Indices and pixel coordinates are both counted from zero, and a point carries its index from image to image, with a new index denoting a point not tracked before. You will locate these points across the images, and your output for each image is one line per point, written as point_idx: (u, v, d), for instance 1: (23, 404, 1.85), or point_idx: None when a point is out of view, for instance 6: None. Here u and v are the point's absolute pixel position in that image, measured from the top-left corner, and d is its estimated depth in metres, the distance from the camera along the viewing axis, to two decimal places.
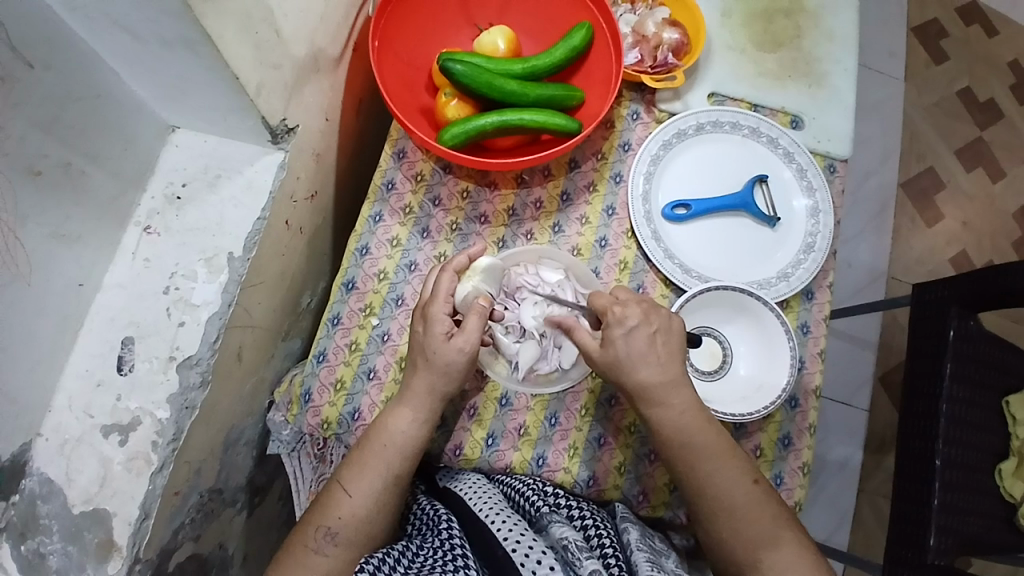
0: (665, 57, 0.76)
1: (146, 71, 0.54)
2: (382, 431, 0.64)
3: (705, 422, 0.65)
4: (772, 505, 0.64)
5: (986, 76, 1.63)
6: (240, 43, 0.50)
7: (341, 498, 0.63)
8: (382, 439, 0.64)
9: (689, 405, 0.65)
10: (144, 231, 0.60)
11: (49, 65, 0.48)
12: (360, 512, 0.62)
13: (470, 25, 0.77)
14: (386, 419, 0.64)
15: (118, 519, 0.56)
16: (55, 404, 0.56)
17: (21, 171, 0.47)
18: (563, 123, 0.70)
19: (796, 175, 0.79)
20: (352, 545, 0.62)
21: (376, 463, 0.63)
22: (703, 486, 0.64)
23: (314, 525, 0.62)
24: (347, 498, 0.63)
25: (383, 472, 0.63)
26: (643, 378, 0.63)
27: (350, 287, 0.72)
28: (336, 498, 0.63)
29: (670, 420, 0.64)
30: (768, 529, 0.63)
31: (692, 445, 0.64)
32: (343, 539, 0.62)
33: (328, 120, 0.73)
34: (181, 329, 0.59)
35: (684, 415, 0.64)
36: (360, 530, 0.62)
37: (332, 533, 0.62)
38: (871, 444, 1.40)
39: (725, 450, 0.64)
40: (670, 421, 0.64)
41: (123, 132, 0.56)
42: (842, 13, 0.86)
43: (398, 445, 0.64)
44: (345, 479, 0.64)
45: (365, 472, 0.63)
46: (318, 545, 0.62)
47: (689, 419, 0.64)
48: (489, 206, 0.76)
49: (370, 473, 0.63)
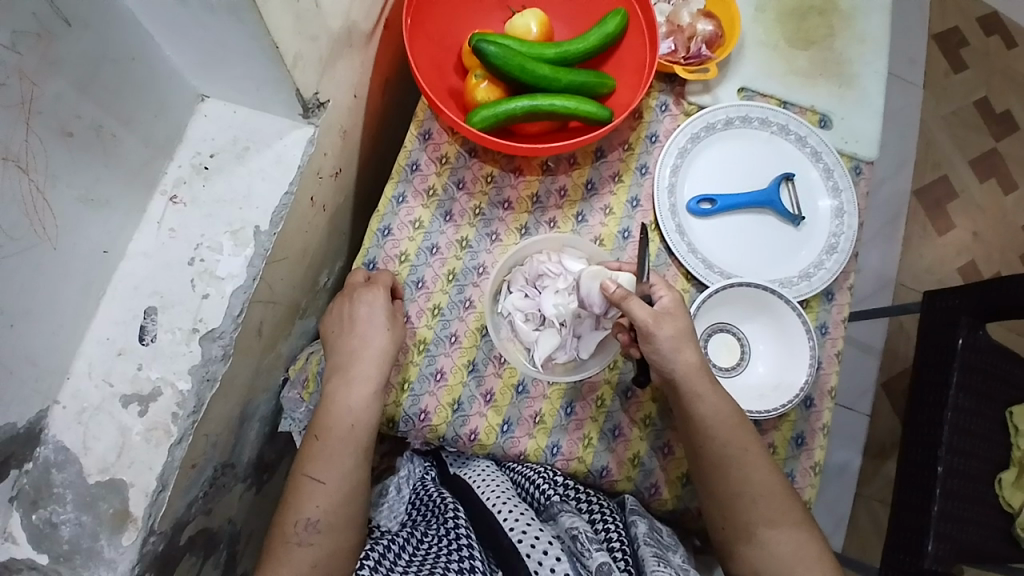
0: (698, 49, 0.76)
1: (180, 36, 0.53)
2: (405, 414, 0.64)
3: (738, 422, 0.65)
4: (794, 508, 0.64)
5: (1004, 87, 1.62)
6: (283, 11, 0.49)
7: (312, 487, 0.63)
8: (339, 418, 0.64)
9: (726, 412, 0.64)
10: (170, 201, 0.59)
11: (87, 23, 0.47)
12: (335, 496, 0.63)
13: (503, 8, 0.76)
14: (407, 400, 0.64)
15: (135, 489, 0.55)
16: (75, 370, 0.55)
17: (54, 132, 0.46)
18: (594, 111, 0.69)
19: (822, 175, 0.78)
20: (333, 531, 0.62)
21: (342, 445, 0.63)
22: (734, 496, 0.64)
23: (293, 518, 0.62)
24: (319, 485, 0.63)
25: (352, 453, 0.64)
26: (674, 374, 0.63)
27: (371, 268, 0.71)
28: (305, 487, 0.63)
29: (707, 427, 0.64)
30: (790, 540, 0.64)
31: (726, 454, 0.64)
32: (324, 526, 0.62)
33: (357, 97, 0.72)
34: (205, 301, 0.58)
35: (721, 424, 0.64)
36: (340, 513, 0.63)
37: (313, 522, 0.62)
38: (870, 449, 1.41)
39: (756, 461, 0.64)
40: (706, 429, 0.64)
41: (154, 97, 0.55)
42: (875, 15, 0.85)
43: (351, 424, 0.64)
44: (312, 470, 0.63)
45: (336, 461, 0.63)
46: (299, 537, 0.62)
47: (723, 427, 0.64)
48: (513, 192, 0.75)
49: (334, 458, 0.63)
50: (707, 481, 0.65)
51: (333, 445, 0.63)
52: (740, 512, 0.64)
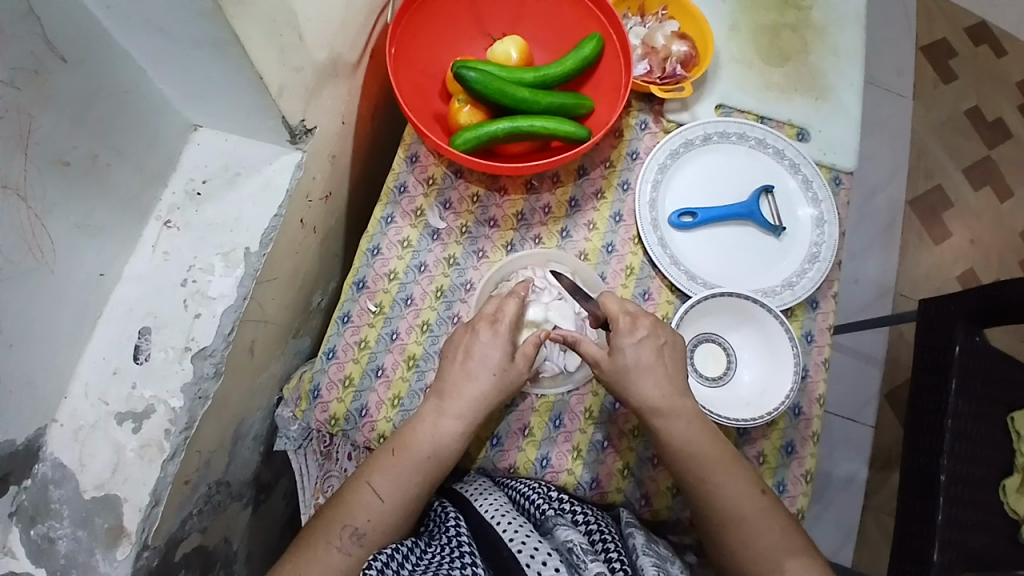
0: (673, 68, 0.78)
1: (173, 70, 0.56)
2: (420, 438, 0.65)
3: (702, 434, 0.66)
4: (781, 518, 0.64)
5: (994, 95, 1.64)
6: (266, 45, 0.52)
7: (369, 501, 0.63)
8: (422, 446, 0.65)
9: (701, 446, 0.65)
10: (164, 225, 0.62)
11: (81, 60, 0.50)
12: (387, 516, 0.63)
13: (484, 35, 0.80)
14: (418, 426, 0.65)
15: (128, 505, 0.57)
16: (72, 390, 0.57)
17: (51, 161, 0.49)
18: (573, 130, 0.71)
19: (801, 185, 0.80)
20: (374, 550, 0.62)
21: (411, 467, 0.64)
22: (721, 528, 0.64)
23: (339, 523, 0.62)
24: (376, 501, 0.63)
25: (417, 481, 0.64)
26: (645, 393, 0.65)
27: (361, 286, 0.73)
28: (362, 497, 0.63)
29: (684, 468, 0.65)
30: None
31: (715, 490, 0.64)
32: (369, 541, 0.62)
33: (345, 123, 0.75)
34: (197, 320, 0.61)
35: (700, 462, 0.64)
36: (386, 535, 0.63)
37: (359, 533, 0.62)
38: (877, 460, 1.39)
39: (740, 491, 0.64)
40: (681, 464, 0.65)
41: (147, 129, 0.58)
42: (848, 30, 0.88)
43: (431, 448, 0.65)
44: (376, 482, 0.64)
45: (396, 477, 0.64)
46: (342, 543, 0.62)
47: (711, 465, 0.64)
48: (498, 210, 0.78)
49: (403, 477, 0.64)
50: (697, 512, 0.66)
51: (404, 465, 0.64)
52: (728, 543, 0.64)
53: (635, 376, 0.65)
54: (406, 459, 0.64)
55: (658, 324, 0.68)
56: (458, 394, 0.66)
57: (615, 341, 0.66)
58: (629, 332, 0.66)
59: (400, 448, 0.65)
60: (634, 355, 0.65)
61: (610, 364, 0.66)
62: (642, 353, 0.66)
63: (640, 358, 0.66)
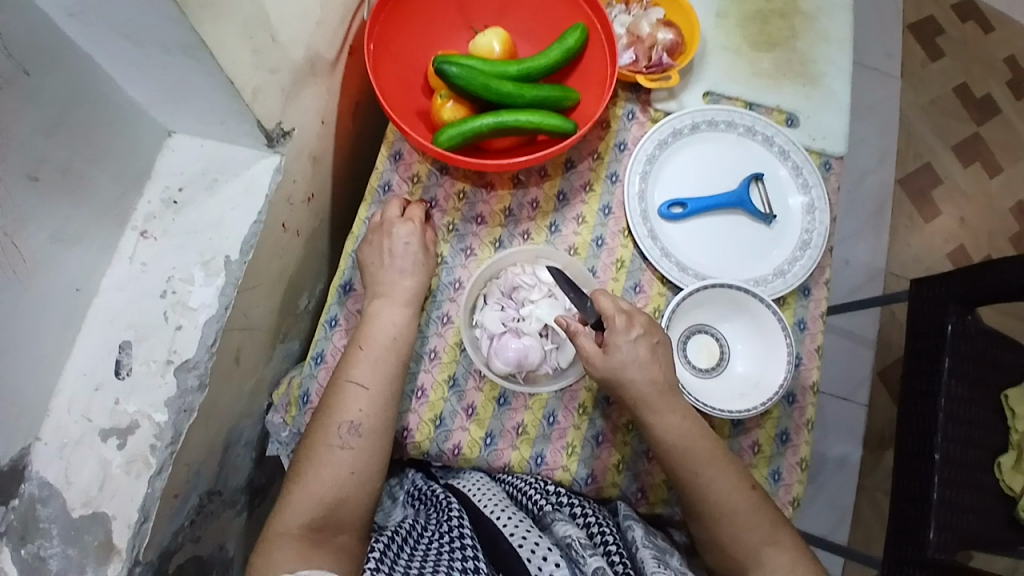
0: (659, 57, 0.76)
1: (143, 75, 0.54)
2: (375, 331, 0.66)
3: (699, 427, 0.66)
4: (771, 509, 0.65)
5: (983, 73, 1.63)
6: (239, 49, 0.50)
7: (357, 393, 0.64)
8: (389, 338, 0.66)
9: (697, 439, 0.65)
10: (141, 235, 0.61)
11: (46, 70, 0.48)
12: (375, 403, 0.64)
13: (466, 28, 0.78)
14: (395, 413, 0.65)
15: (118, 521, 0.56)
16: (54, 406, 0.56)
17: (21, 177, 0.48)
18: (558, 123, 0.70)
19: (791, 173, 0.79)
20: (374, 436, 0.64)
21: (385, 354, 0.66)
22: (717, 519, 0.64)
23: (334, 422, 0.63)
24: (362, 391, 0.64)
25: (393, 361, 0.66)
26: (639, 392, 0.65)
27: (348, 289, 0.72)
28: (348, 392, 0.64)
29: (683, 460, 0.64)
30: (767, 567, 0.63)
31: (713, 480, 0.64)
32: (367, 428, 0.63)
33: (326, 122, 0.73)
34: (179, 332, 0.59)
35: (695, 459, 0.64)
36: (382, 420, 0.64)
37: (355, 425, 0.63)
38: (871, 441, 1.40)
39: (733, 481, 0.64)
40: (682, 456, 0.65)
41: (119, 138, 0.57)
42: (838, 14, 0.86)
43: (389, 338, 0.66)
44: (355, 377, 0.64)
45: (371, 365, 0.65)
46: (341, 440, 0.63)
47: (707, 455, 0.64)
48: (486, 206, 0.76)
49: (377, 364, 0.65)
50: (689, 506, 0.66)
51: (377, 354, 0.65)
52: (719, 535, 0.64)
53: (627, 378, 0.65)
54: (373, 347, 0.66)
55: (652, 323, 0.67)
56: (396, 293, 0.68)
57: (608, 338, 0.65)
58: (624, 332, 0.65)
59: (366, 343, 0.66)
60: (627, 354, 0.64)
61: (602, 363, 0.65)
62: (636, 352, 0.65)
63: (635, 356, 0.65)
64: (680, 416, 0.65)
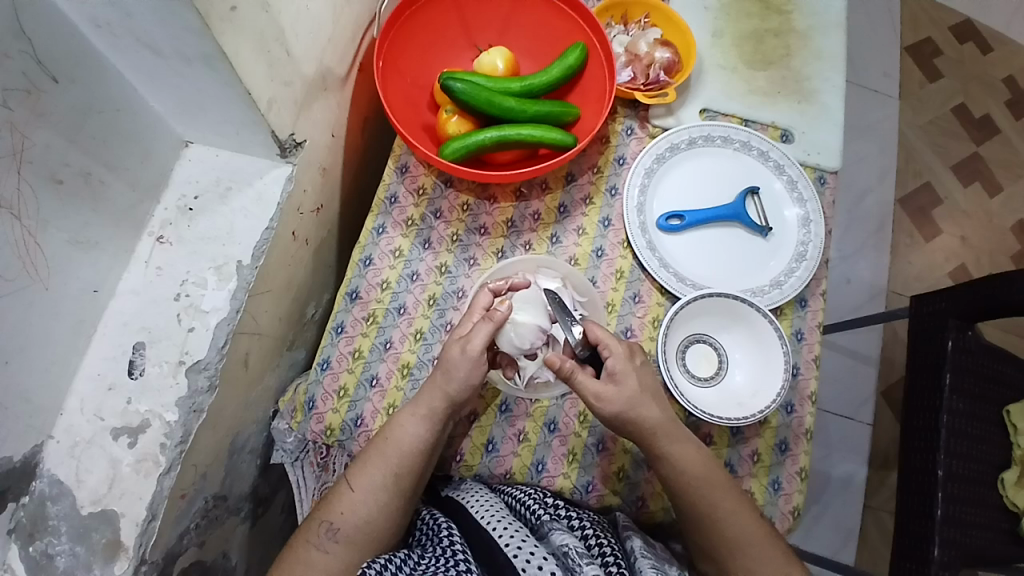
0: (657, 75, 0.80)
1: (164, 86, 0.57)
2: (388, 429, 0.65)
3: (712, 459, 0.67)
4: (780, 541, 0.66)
5: (981, 93, 1.66)
6: (255, 61, 0.53)
7: (344, 495, 0.64)
8: (390, 436, 0.65)
9: (711, 470, 0.66)
10: (156, 241, 0.63)
11: (72, 78, 0.51)
12: (359, 507, 0.64)
13: (470, 46, 0.81)
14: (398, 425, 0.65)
15: (126, 519, 0.57)
16: (67, 406, 0.58)
17: (44, 180, 0.50)
18: (560, 137, 0.72)
19: (786, 187, 0.81)
20: (352, 545, 0.63)
21: (376, 459, 0.64)
22: (727, 552, 0.65)
23: (318, 520, 0.64)
24: (349, 494, 0.64)
25: (384, 472, 0.64)
26: (654, 421, 0.65)
27: (354, 297, 0.74)
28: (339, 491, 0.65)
29: (698, 491, 0.65)
30: None
31: (724, 513, 0.64)
32: (343, 536, 0.63)
33: (335, 136, 0.76)
34: (191, 334, 0.61)
35: (709, 488, 0.65)
36: (361, 529, 0.63)
37: (333, 529, 0.63)
38: (876, 460, 1.40)
39: (745, 516, 0.65)
40: (696, 485, 0.65)
41: (137, 146, 0.59)
42: (831, 34, 0.89)
43: (399, 440, 0.65)
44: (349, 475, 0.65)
45: (364, 468, 0.65)
46: (319, 541, 0.63)
47: (721, 487, 0.65)
48: (488, 218, 0.79)
49: (371, 468, 0.64)
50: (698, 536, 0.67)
51: (373, 454, 0.65)
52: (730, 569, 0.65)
53: (642, 405, 0.65)
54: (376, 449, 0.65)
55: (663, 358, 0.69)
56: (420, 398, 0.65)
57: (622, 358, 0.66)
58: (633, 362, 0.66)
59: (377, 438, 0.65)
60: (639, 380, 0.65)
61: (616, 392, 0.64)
62: (643, 380, 0.66)
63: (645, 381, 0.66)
64: (695, 448, 0.66)
